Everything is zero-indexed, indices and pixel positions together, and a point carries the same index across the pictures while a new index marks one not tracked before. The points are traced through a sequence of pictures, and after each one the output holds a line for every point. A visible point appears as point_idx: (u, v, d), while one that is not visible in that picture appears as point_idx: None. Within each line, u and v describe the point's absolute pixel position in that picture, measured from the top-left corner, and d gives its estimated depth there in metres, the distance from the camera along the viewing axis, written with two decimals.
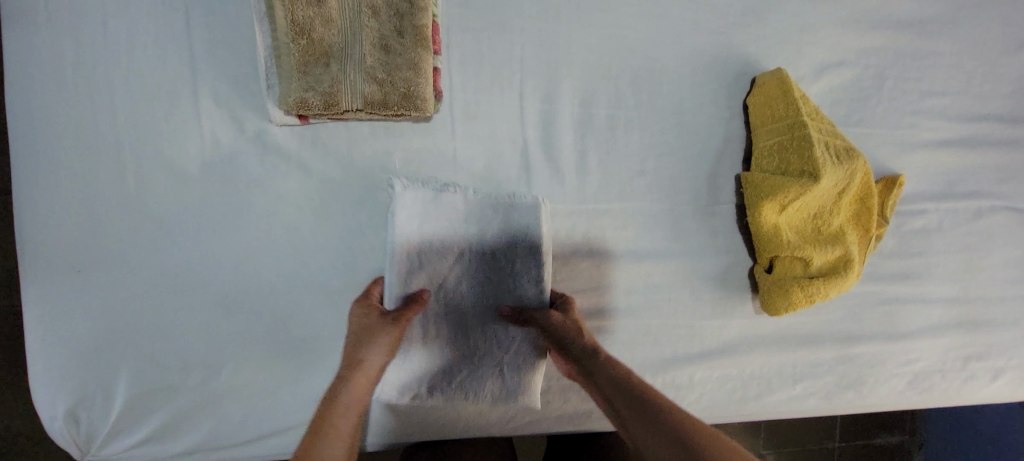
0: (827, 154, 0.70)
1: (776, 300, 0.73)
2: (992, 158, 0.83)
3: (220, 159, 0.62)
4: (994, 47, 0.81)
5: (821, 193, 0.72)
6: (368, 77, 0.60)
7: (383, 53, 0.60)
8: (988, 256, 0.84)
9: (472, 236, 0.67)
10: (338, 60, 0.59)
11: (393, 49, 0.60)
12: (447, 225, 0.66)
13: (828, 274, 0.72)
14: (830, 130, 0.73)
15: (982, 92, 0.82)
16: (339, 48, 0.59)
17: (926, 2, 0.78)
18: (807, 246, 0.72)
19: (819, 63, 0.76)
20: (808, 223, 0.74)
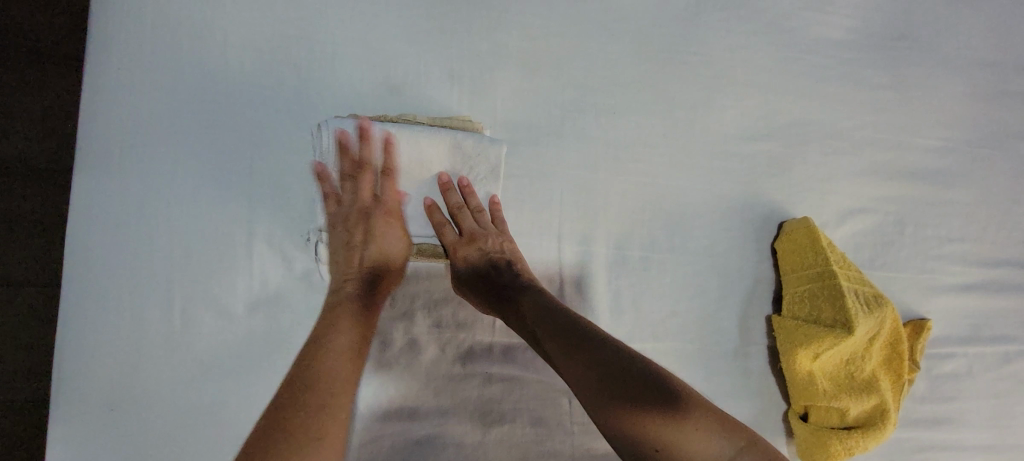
0: (857, 303, 0.72)
1: (814, 452, 0.71)
2: (1015, 303, 0.84)
3: (266, 297, 0.63)
4: (1010, 195, 0.84)
5: (854, 342, 0.72)
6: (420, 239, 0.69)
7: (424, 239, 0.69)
8: (1020, 403, 0.83)
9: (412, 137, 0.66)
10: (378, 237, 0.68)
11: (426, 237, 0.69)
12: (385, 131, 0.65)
13: (865, 425, 0.71)
14: (857, 277, 0.74)
15: (999, 239, 0.84)
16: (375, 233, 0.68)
17: (939, 154, 0.82)
18: (843, 395, 0.72)
19: (841, 210, 0.80)
20: (841, 369, 0.74)
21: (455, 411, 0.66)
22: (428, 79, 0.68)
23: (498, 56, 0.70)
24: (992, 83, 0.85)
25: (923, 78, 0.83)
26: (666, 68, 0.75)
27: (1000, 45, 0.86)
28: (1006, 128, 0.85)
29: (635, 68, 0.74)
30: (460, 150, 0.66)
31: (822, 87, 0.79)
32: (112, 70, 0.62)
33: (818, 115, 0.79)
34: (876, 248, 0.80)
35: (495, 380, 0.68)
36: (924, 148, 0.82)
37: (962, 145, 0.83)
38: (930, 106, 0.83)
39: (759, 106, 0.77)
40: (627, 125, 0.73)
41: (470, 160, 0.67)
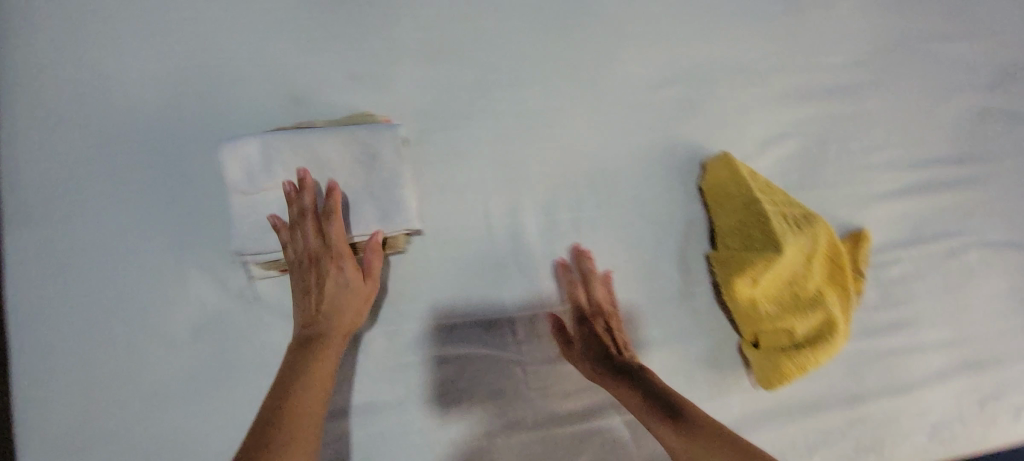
0: (784, 223, 0.73)
1: (769, 375, 0.73)
2: (950, 198, 0.85)
3: (208, 320, 0.65)
4: (927, 96, 0.86)
5: (789, 261, 0.74)
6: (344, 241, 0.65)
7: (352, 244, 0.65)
8: (972, 294, 0.84)
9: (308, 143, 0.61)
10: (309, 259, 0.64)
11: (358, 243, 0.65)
12: (283, 143, 0.61)
13: (815, 340, 0.73)
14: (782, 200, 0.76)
15: (924, 138, 0.85)
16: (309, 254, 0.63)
17: (848, 68, 0.84)
18: (788, 315, 0.73)
19: (762, 139, 0.81)
20: (786, 290, 0.75)
21: (413, 399, 0.68)
22: (327, 82, 0.69)
23: (395, 48, 0.71)
24: None
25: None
26: (563, 33, 0.77)
27: None
28: (911, 31, 0.87)
29: (533, 38, 0.76)
30: (361, 141, 0.62)
31: (721, 24, 0.81)
32: (20, 131, 0.64)
33: (722, 52, 0.80)
34: (805, 169, 0.82)
35: (448, 361, 0.69)
36: (834, 64, 0.83)
37: (869, 56, 0.85)
38: (831, 24, 0.84)
39: (662, 52, 0.79)
40: (535, 95, 0.75)
41: (373, 148, 0.63)
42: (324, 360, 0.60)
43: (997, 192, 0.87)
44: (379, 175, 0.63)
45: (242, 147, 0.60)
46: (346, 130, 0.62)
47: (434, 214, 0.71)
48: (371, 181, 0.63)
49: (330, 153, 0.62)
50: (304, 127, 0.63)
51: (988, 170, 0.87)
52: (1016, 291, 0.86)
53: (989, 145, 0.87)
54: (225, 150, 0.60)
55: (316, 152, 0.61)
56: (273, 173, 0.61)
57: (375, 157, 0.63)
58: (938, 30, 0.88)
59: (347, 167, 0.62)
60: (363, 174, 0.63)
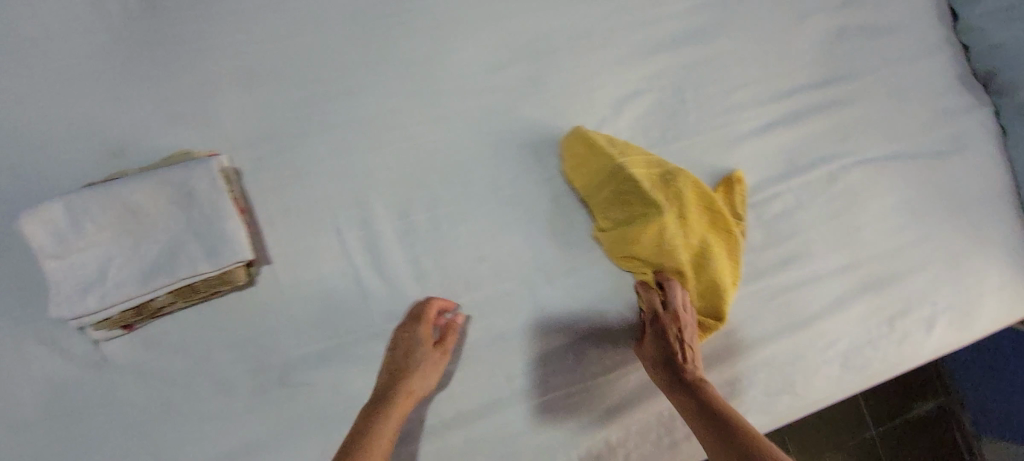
0: (649, 187, 0.70)
1: None
2: (822, 123, 0.84)
3: (55, 394, 0.63)
4: (778, 26, 0.85)
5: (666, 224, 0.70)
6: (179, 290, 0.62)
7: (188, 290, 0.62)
8: (861, 214, 0.83)
9: (114, 193, 0.59)
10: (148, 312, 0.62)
11: (194, 288, 0.62)
12: (87, 198, 0.58)
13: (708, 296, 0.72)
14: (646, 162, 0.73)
15: (784, 69, 0.84)
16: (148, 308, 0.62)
17: (693, 14, 0.83)
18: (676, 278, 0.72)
19: (616, 101, 0.79)
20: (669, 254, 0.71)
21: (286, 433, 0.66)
22: (144, 128, 0.67)
23: (210, 82, 0.69)
24: None
25: None
26: (388, 32, 0.75)
27: None
28: None
29: (357, 43, 0.74)
30: (172, 181, 0.60)
31: None
32: None
33: (557, 22, 0.79)
34: (664, 123, 0.80)
35: (320, 386, 0.68)
36: (676, 13, 0.82)
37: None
38: None
39: (495, 33, 0.77)
40: (369, 100, 0.73)
41: (188, 186, 0.61)
42: (384, 433, 0.62)
43: (870, 108, 0.85)
44: (200, 211, 0.61)
45: (42, 211, 0.57)
46: (155, 172, 0.60)
47: (282, 241, 0.69)
48: (193, 219, 0.61)
49: (142, 198, 0.60)
50: (115, 178, 0.61)
51: (857, 88, 0.85)
52: (908, 204, 0.84)
53: (853, 63, 0.86)
54: (24, 218, 0.57)
55: (126, 201, 0.59)
56: (83, 231, 0.59)
57: (191, 195, 0.61)
58: None
59: (166, 210, 0.61)
60: (184, 214, 0.61)
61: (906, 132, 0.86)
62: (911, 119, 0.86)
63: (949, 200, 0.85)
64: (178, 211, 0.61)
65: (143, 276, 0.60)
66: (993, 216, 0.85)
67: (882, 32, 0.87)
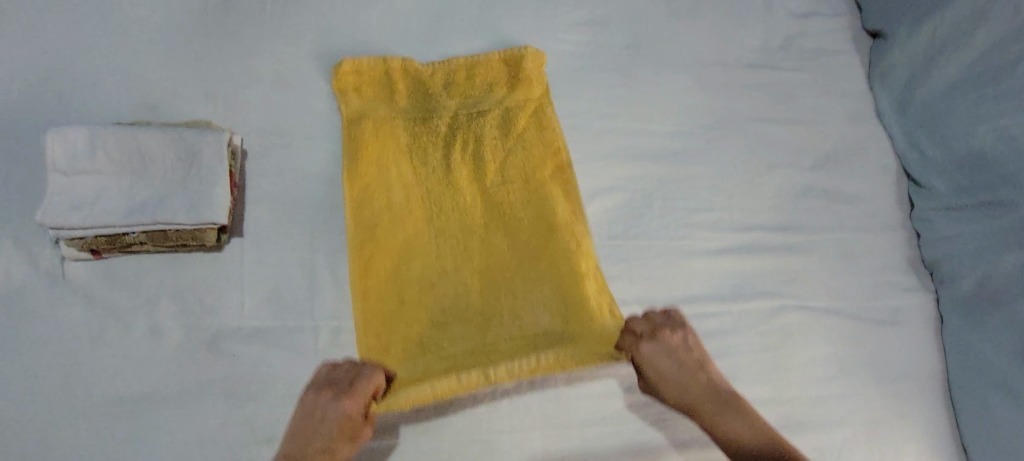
0: (475, 287, 0.77)
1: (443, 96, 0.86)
2: (772, 262, 0.90)
3: (8, 292, 0.68)
4: (749, 169, 0.94)
5: (475, 136, 0.84)
6: (154, 234, 0.68)
7: (161, 235, 0.68)
8: (792, 354, 0.86)
9: (133, 135, 0.68)
10: (119, 244, 0.68)
11: (167, 235, 0.69)
12: (110, 133, 0.68)
13: (414, 70, 0.86)
14: (533, 321, 0.76)
15: (747, 206, 0.93)
16: (121, 240, 0.68)
17: (676, 137, 0.93)
18: (391, 132, 0.82)
19: (591, 190, 0.88)
20: (423, 162, 0.82)
21: (192, 393, 0.68)
22: (183, 97, 0.78)
23: (250, 75, 0.81)
24: (718, 76, 0.98)
25: (651, 75, 0.95)
26: (409, 78, 0.86)
27: (723, 45, 1.00)
28: (737, 112, 0.97)
29: (380, 79, 0.85)
30: (186, 140, 0.70)
31: (558, 88, 0.91)
32: None
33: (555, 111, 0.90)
34: (629, 220, 0.88)
35: (240, 360, 0.70)
36: (662, 132, 0.93)
37: (696, 129, 0.94)
38: (661, 98, 0.95)
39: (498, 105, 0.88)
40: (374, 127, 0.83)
41: (195, 149, 0.70)
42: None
43: (819, 262, 0.92)
44: (198, 171, 0.70)
45: (68, 130, 0.67)
46: (172, 130, 0.70)
47: (258, 221, 0.76)
48: (188, 177, 0.69)
49: (153, 147, 0.69)
50: (139, 124, 0.70)
51: (810, 240, 0.93)
52: (839, 358, 0.88)
53: (810, 219, 0.94)
54: (52, 135, 0.66)
55: (140, 145, 0.68)
56: (92, 156, 0.67)
57: (195, 158, 0.70)
58: (763, 114, 0.98)
59: (169, 162, 0.69)
60: (181, 170, 0.70)
61: (848, 292, 0.92)
62: (854, 282, 0.92)
63: (878, 366, 0.88)
64: (180, 166, 0.70)
65: (126, 211, 0.67)
66: (918, 394, 0.87)
67: (843, 199, 0.96)
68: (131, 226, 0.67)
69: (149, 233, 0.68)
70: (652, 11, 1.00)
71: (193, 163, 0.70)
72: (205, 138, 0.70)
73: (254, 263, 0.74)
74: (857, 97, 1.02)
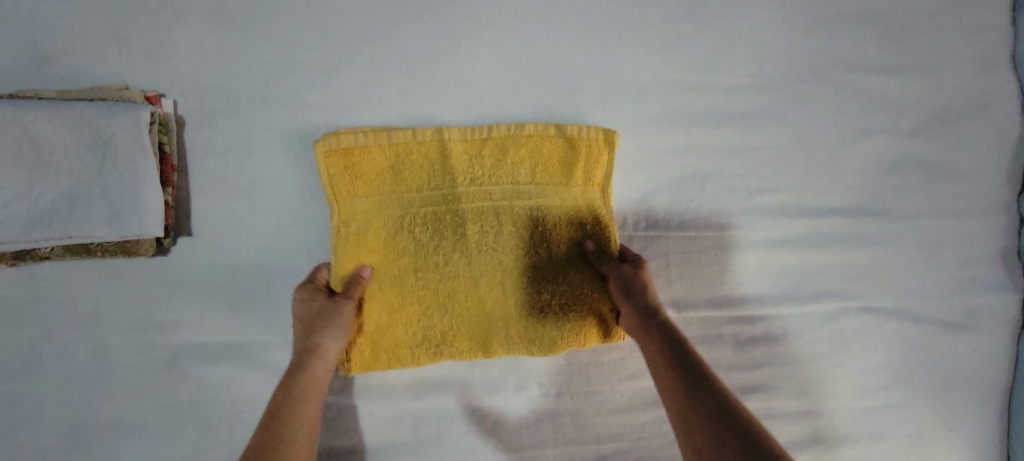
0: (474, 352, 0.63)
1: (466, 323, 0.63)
2: (839, 256, 0.75)
3: None
4: (832, 136, 0.74)
5: (504, 246, 0.63)
6: (72, 247, 0.54)
7: (83, 248, 0.55)
8: (842, 363, 0.76)
9: (12, 116, 0.50)
10: (30, 258, 0.54)
11: (91, 247, 0.55)
12: None
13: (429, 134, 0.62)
14: (541, 448, 0.69)
15: (821, 185, 0.74)
16: (32, 254, 0.54)
17: (746, 94, 0.72)
18: (397, 244, 0.61)
19: (628, 166, 0.70)
20: (437, 280, 0.62)
21: (160, 420, 0.60)
22: (87, 44, 0.57)
23: (174, 8, 0.58)
24: (813, 4, 0.73)
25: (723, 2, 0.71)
26: (397, 12, 0.63)
27: None
28: (830, 58, 0.73)
29: (356, 12, 0.62)
30: (89, 123, 0.51)
31: (596, 24, 0.68)
32: None
33: (591, 57, 0.68)
34: (672, 205, 0.71)
35: (207, 383, 0.61)
36: (728, 86, 0.71)
37: (773, 81, 0.72)
38: (733, 38, 0.71)
39: (516, 52, 0.66)
40: (351, 85, 0.62)
41: (106, 134, 0.52)
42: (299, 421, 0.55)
43: (895, 254, 0.77)
44: (114, 165, 0.52)
45: None
46: (69, 107, 0.51)
47: (208, 215, 0.60)
48: (101, 173, 0.52)
49: (44, 131, 0.51)
50: (25, 98, 0.52)
51: (889, 229, 0.76)
52: (892, 366, 0.77)
53: (896, 201, 0.76)
54: None
55: (25, 130, 0.50)
56: None
57: (107, 147, 0.52)
58: (863, 59, 0.74)
59: (72, 152, 0.52)
60: (90, 163, 0.52)
61: (921, 291, 0.78)
62: (931, 279, 0.78)
63: (936, 376, 0.78)
64: (87, 157, 0.52)
65: (28, 222, 0.51)
66: (973, 406, 0.78)
67: (942, 176, 0.77)
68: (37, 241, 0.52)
69: (65, 246, 0.54)
70: None
71: (105, 155, 0.52)
72: (116, 117, 0.52)
73: (210, 270, 0.60)
74: (992, 34, 0.77)
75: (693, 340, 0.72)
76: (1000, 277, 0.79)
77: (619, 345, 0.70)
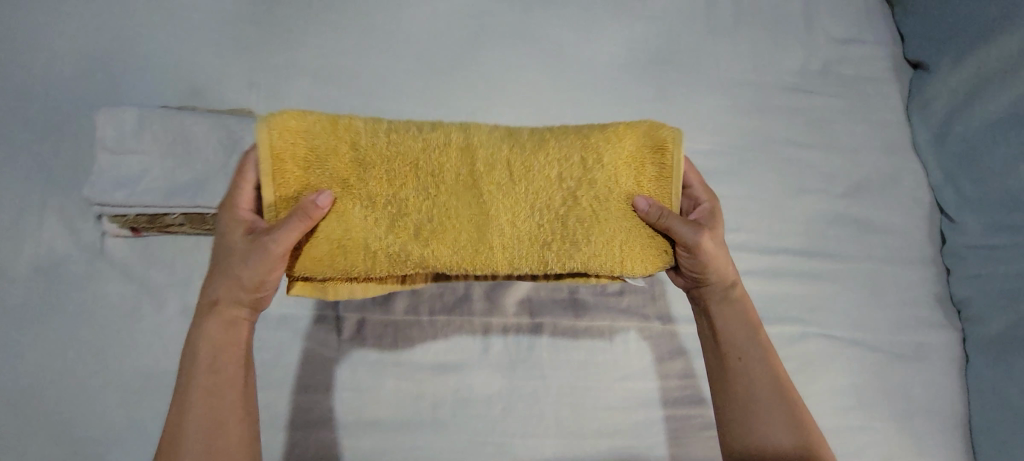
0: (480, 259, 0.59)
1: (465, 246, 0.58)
2: (796, 287, 0.90)
3: (50, 264, 0.69)
4: (780, 192, 0.94)
5: (522, 140, 0.57)
6: (190, 217, 0.70)
7: (198, 218, 0.71)
8: (811, 382, 0.86)
9: (179, 118, 0.70)
10: (157, 224, 0.70)
11: (205, 219, 0.71)
12: (158, 115, 0.70)
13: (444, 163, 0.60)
14: (544, 437, 0.76)
15: (776, 230, 0.92)
16: (159, 220, 0.70)
17: (707, 156, 0.93)
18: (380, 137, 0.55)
19: None
20: (445, 198, 0.57)
21: None
22: (228, 86, 0.80)
23: (293, 68, 0.82)
24: (753, 98, 0.98)
25: (685, 94, 0.96)
26: (448, 83, 0.88)
27: (761, 67, 1.00)
28: (770, 136, 0.97)
29: (419, 80, 0.87)
30: (228, 128, 0.72)
31: (593, 102, 0.92)
32: None
33: (589, 122, 0.91)
34: None
35: None
36: (693, 150, 0.93)
37: (728, 150, 0.94)
38: (695, 117, 0.95)
39: (532, 115, 0.89)
40: (410, 127, 0.84)
41: (238, 136, 0.72)
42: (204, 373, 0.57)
43: (845, 290, 0.91)
44: (239, 157, 0.72)
45: (118, 108, 0.69)
46: (217, 116, 0.72)
47: None
48: (228, 162, 0.71)
49: (196, 131, 0.71)
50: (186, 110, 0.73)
51: (837, 268, 0.92)
52: (858, 389, 0.87)
53: (839, 247, 0.93)
54: (103, 112, 0.69)
55: (185, 129, 0.70)
56: (139, 136, 0.69)
57: (237, 145, 0.72)
58: (797, 138, 0.97)
59: (211, 147, 0.71)
60: (222, 155, 0.71)
61: (873, 323, 0.90)
62: (881, 314, 0.91)
63: (898, 402, 0.87)
64: (222, 151, 0.71)
65: (169, 193, 0.69)
66: (938, 432, 0.86)
67: (874, 230, 0.95)
68: (171, 206, 0.68)
69: (186, 214, 0.70)
70: (691, 28, 1.00)
71: (234, 151, 0.72)
72: (247, 126, 0.72)
73: None
74: (893, 127, 1.01)
75: (678, 350, 0.84)
76: (939, 317, 0.93)
77: (612, 347, 0.82)
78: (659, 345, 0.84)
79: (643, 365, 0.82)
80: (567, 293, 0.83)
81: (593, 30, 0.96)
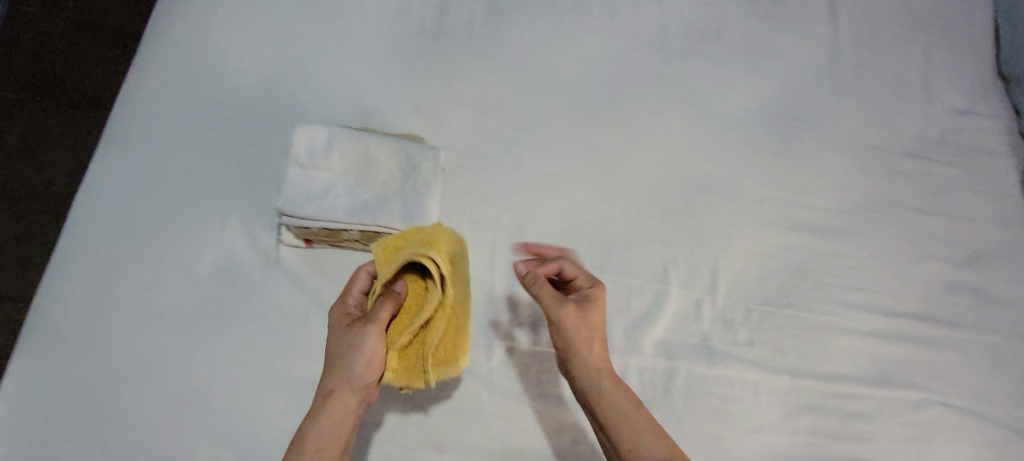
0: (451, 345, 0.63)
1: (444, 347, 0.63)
2: (917, 352, 0.90)
3: (229, 267, 0.73)
4: (901, 256, 0.95)
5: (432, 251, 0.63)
6: (365, 233, 0.73)
7: (372, 235, 0.73)
8: (934, 451, 0.85)
9: (362, 141, 0.74)
10: (333, 237, 0.73)
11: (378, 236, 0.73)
12: (345, 136, 0.73)
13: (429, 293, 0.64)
14: None
15: (898, 293, 0.93)
16: (336, 234, 0.73)
17: (832, 214, 0.95)
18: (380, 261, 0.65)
19: (749, 252, 0.90)
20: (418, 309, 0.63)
21: None
22: (394, 109, 0.84)
23: (454, 98, 0.86)
24: (876, 162, 1.00)
25: (812, 151, 0.99)
26: (593, 123, 0.91)
27: (883, 132, 1.03)
28: (892, 200, 0.99)
29: (566, 119, 0.90)
30: (407, 152, 0.75)
31: (726, 151, 0.95)
32: (148, 82, 0.79)
33: (721, 172, 0.94)
34: (782, 289, 0.90)
35: None
36: (819, 207, 0.95)
37: (851, 210, 0.96)
38: (821, 175, 0.97)
39: (669, 160, 0.92)
40: (557, 164, 0.87)
41: (416, 160, 0.75)
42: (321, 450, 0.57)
43: (964, 359, 0.91)
44: (414, 182, 0.74)
45: (312, 127, 0.73)
46: (396, 141, 0.75)
47: None
48: (404, 186, 0.74)
49: (378, 153, 0.74)
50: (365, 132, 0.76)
51: (956, 336, 0.92)
52: None
53: (958, 316, 0.94)
54: (297, 129, 0.73)
55: (368, 151, 0.74)
56: (327, 154, 0.73)
57: (413, 169, 0.75)
58: (917, 204, 0.99)
59: (389, 169, 0.75)
60: (399, 179, 0.74)
61: (992, 397, 0.90)
62: (1000, 387, 0.91)
63: None
64: (399, 174, 0.75)
65: (351, 210, 0.72)
66: None
67: (993, 302, 0.96)
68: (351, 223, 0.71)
69: (362, 231, 0.73)
70: (817, 89, 1.03)
71: (410, 174, 0.75)
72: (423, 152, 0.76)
73: None
74: (1011, 202, 1.03)
75: (803, 406, 0.84)
76: None
77: (742, 398, 0.82)
78: (786, 399, 0.84)
79: (771, 417, 0.83)
80: (699, 339, 0.84)
81: (726, 82, 1.00)
